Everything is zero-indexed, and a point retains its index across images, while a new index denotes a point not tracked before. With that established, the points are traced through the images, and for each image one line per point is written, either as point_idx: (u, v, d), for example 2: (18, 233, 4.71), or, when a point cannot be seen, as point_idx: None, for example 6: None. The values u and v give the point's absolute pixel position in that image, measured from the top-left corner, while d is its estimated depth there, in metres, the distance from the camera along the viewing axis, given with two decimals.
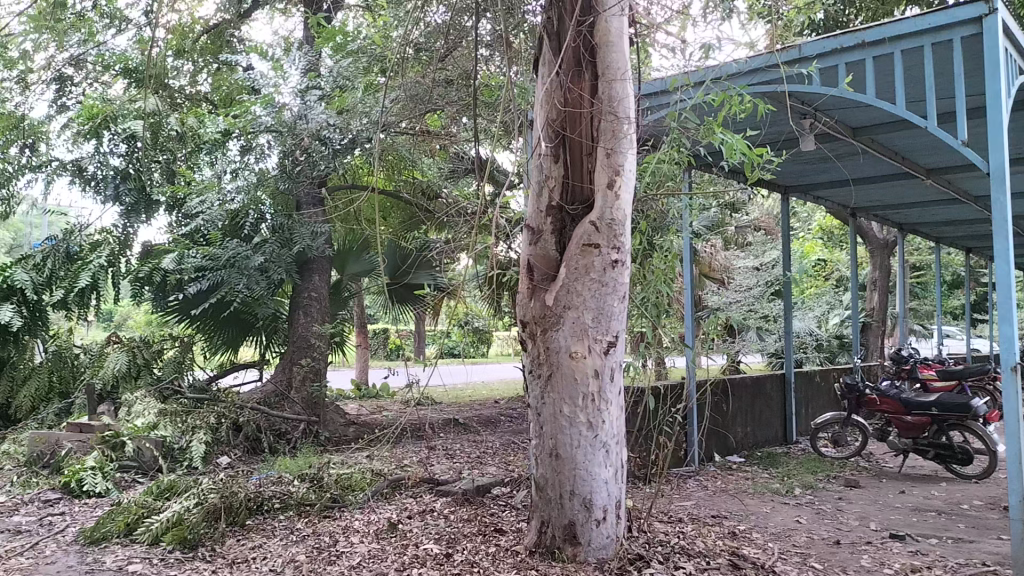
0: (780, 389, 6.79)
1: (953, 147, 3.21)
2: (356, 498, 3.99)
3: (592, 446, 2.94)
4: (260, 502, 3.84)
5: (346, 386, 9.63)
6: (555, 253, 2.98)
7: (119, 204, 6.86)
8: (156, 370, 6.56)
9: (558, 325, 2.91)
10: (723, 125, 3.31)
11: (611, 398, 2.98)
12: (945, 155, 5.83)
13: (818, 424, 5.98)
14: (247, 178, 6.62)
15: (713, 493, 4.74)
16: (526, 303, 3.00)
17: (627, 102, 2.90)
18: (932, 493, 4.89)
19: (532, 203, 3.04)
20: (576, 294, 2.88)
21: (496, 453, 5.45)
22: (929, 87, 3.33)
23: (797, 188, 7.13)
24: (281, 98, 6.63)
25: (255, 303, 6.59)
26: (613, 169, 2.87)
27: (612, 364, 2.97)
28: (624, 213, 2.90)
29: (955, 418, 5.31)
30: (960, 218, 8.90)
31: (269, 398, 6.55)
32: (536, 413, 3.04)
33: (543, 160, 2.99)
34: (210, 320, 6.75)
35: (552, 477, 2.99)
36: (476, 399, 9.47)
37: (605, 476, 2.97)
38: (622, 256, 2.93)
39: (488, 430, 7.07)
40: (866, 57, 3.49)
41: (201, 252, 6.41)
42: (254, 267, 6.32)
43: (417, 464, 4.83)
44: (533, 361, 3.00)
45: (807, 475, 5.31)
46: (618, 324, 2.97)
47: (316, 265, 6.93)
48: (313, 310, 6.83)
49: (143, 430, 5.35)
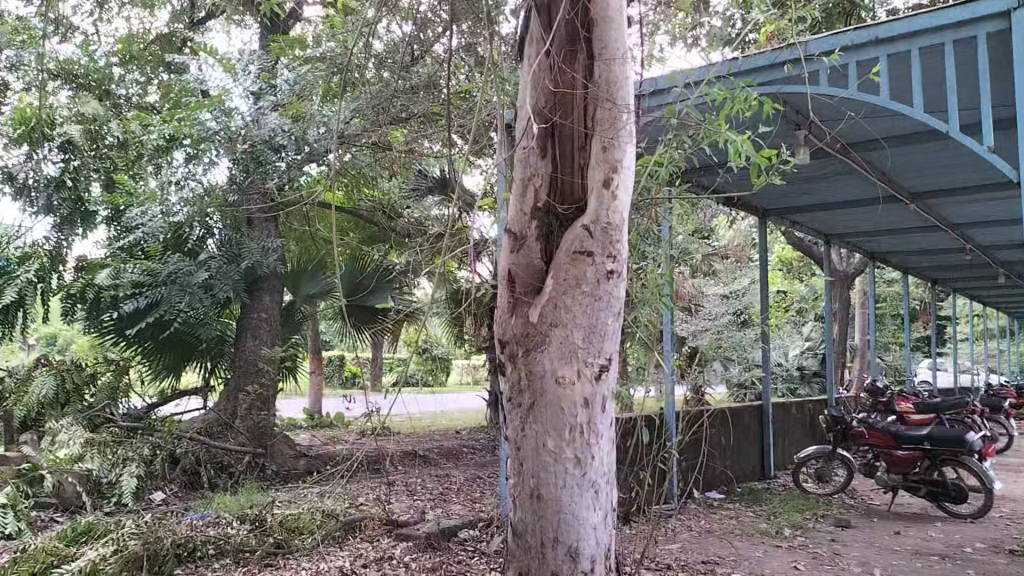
0: (757, 420, 6.45)
1: (979, 155, 2.91)
2: (303, 543, 3.52)
3: (581, 488, 2.52)
4: (193, 546, 3.35)
5: (298, 414, 9.10)
6: (542, 260, 2.59)
7: (51, 215, 6.29)
8: (87, 397, 5.83)
9: (544, 346, 2.51)
10: (727, 124, 2.92)
11: (603, 431, 2.58)
12: (931, 178, 5.58)
13: (801, 460, 5.61)
14: (193, 188, 6.10)
15: (698, 536, 4.36)
16: (506, 320, 2.60)
17: (627, 87, 2.56)
18: (930, 534, 4.56)
19: (514, 205, 2.66)
20: (566, 310, 2.48)
21: (461, 489, 5.02)
22: (951, 89, 3.01)
23: (774, 211, 6.86)
24: (232, 104, 6.21)
25: (198, 323, 6.06)
26: (610, 165, 2.51)
27: (603, 393, 2.56)
28: (621, 217, 2.53)
29: (949, 453, 5.01)
30: (932, 246, 8.75)
31: (213, 429, 6.04)
32: (515, 447, 2.62)
33: (528, 154, 2.64)
34: (149, 343, 6.15)
35: (533, 522, 2.55)
36: (436, 429, 9.05)
37: (595, 523, 2.55)
38: (619, 266, 2.55)
39: (451, 463, 6.65)
40: (879, 56, 3.12)
41: (140, 267, 5.97)
42: (197, 284, 5.90)
43: (372, 503, 4.33)
44: (513, 387, 2.59)
45: (794, 514, 4.95)
46: (613, 346, 2.58)
47: (267, 284, 6.47)
48: (262, 333, 6.34)
49: (65, 462, 4.84)
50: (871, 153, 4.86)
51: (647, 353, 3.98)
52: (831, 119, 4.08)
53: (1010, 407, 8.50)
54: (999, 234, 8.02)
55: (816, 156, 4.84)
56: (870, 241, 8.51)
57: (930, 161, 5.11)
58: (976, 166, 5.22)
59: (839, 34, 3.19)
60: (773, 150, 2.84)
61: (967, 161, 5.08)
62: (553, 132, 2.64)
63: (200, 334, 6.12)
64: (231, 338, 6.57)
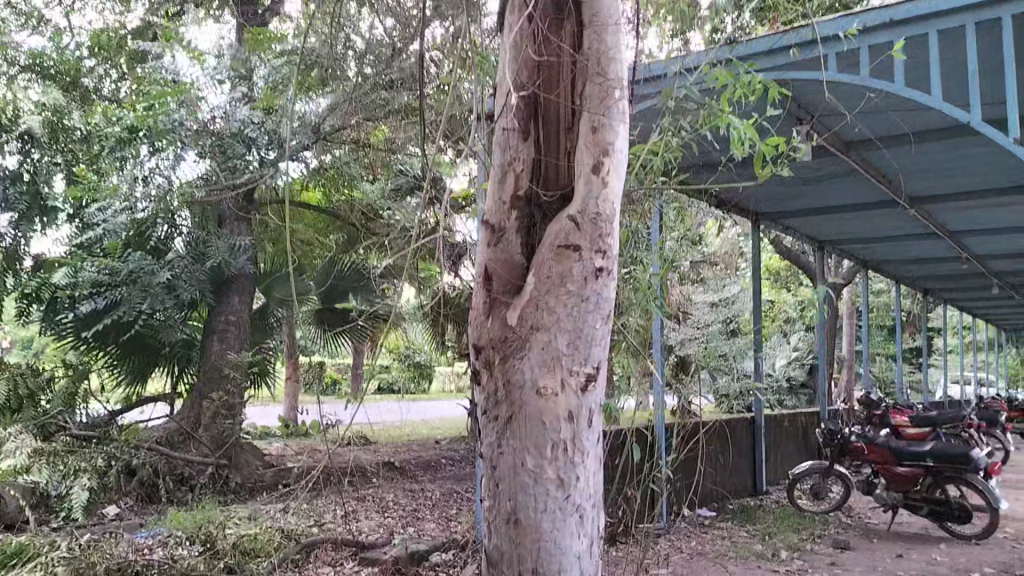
0: (748, 433, 6.18)
1: (1004, 148, 2.66)
2: (258, 566, 3.21)
3: (563, 512, 2.23)
4: (135, 569, 3.03)
5: (272, 422, 8.75)
6: (523, 254, 2.31)
7: (8, 210, 5.95)
8: (42, 403, 5.29)
9: (524, 352, 2.21)
10: (729, 108, 2.64)
11: (588, 448, 2.29)
12: (934, 181, 5.35)
13: (795, 476, 5.35)
14: (160, 184, 5.77)
15: (688, 560, 4.06)
16: (481, 322, 2.30)
17: (619, 61, 2.30)
18: (935, 557, 4.29)
19: (491, 192, 2.37)
20: (550, 311, 2.20)
21: (436, 505, 4.72)
22: (972, 76, 2.75)
23: (767, 215, 6.61)
24: (203, 96, 5.90)
25: (161, 325, 5.75)
26: (600, 148, 2.24)
27: (589, 406, 2.28)
28: (612, 207, 2.26)
29: (953, 470, 4.74)
30: (926, 255, 8.53)
31: (174, 438, 5.70)
32: (490, 465, 2.32)
33: (508, 134, 2.35)
34: (110, 347, 5.80)
35: (508, 551, 2.25)
36: (415, 438, 8.76)
37: (579, 552, 2.25)
38: (608, 263, 2.27)
39: (429, 475, 6.36)
40: (893, 39, 2.86)
41: (99, 264, 5.59)
42: (159, 284, 5.58)
43: (339, 521, 4.02)
44: (488, 398, 2.30)
45: (789, 534, 4.67)
46: (600, 352, 2.30)
47: (236, 285, 6.15)
48: (229, 337, 6.01)
49: (9, 474, 4.41)
50: (873, 152, 4.61)
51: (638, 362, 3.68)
52: (835, 113, 3.82)
53: (1006, 421, 8.27)
54: (997, 243, 7.80)
55: (815, 154, 4.58)
56: (864, 249, 8.29)
57: (935, 163, 4.87)
58: (982, 168, 4.98)
59: (850, 15, 2.92)
60: (779, 137, 2.56)
61: (974, 163, 4.83)
62: (536, 110, 2.36)
63: (163, 337, 5.81)
64: (197, 342, 6.25)
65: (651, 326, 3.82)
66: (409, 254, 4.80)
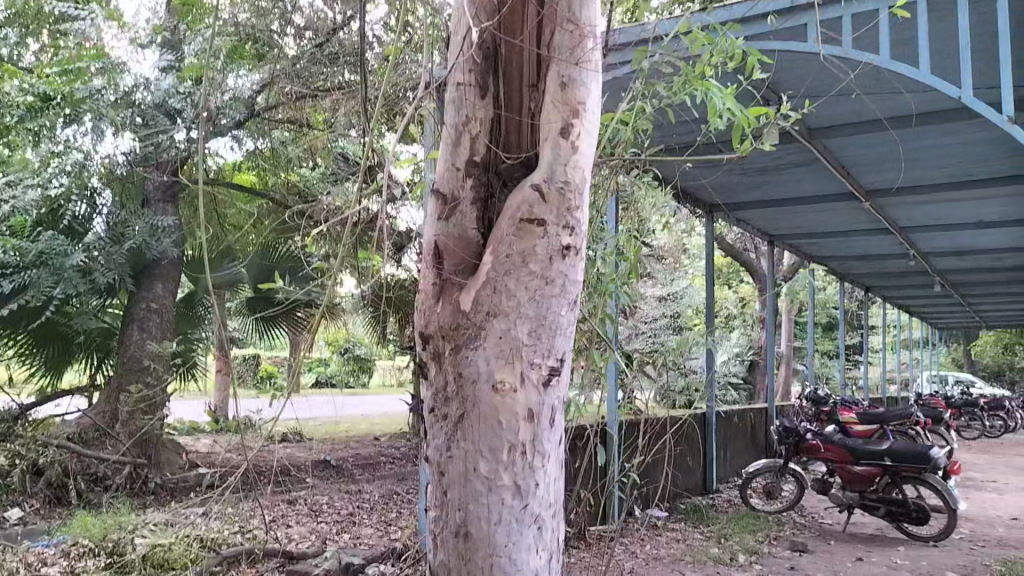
0: (700, 430, 5.99)
1: (1000, 126, 2.46)
2: None
3: (520, 525, 1.95)
4: None
5: (201, 417, 8.32)
6: (478, 230, 2.03)
7: None
8: None
9: (479, 341, 1.93)
10: (707, 74, 2.38)
11: (549, 451, 2.02)
12: (894, 173, 5.22)
13: (749, 473, 5.15)
14: (75, 158, 5.25)
15: (645, 567, 3.82)
16: (429, 307, 2.01)
17: (591, 10, 2.05)
18: (896, 561, 4.14)
19: (444, 158, 2.09)
20: (509, 294, 1.92)
21: (374, 508, 4.40)
22: (965, 49, 2.55)
23: (721, 207, 6.43)
24: (125, 63, 5.43)
25: (74, 311, 5.31)
26: (570, 107, 1.98)
27: (551, 404, 2.01)
28: (582, 177, 1.99)
29: (911, 470, 4.60)
30: (873, 252, 8.50)
31: (88, 435, 5.24)
32: (437, 470, 2.03)
33: (465, 91, 2.07)
34: (18, 336, 5.31)
35: (457, 568, 1.96)
36: (353, 435, 8.41)
37: (536, 569, 1.97)
38: (576, 240, 1.99)
39: (367, 474, 6.04)
40: (880, 7, 2.64)
41: (3, 245, 5.04)
42: (72, 267, 5.10)
43: (265, 530, 3.67)
44: (437, 395, 2.01)
45: (745, 536, 4.46)
46: (565, 342, 2.03)
47: (159, 271, 5.72)
48: (151, 325, 5.57)
49: None
50: (837, 140, 4.45)
51: (598, 356, 3.41)
52: (805, 93, 3.61)
53: (951, 418, 8.28)
54: (946, 240, 7.77)
55: (779, 140, 4.38)
56: (813, 244, 8.21)
57: (897, 152, 4.73)
58: (943, 158, 4.85)
59: None
60: (761, 108, 2.32)
61: (935, 152, 4.71)
62: (496, 65, 2.10)
63: (76, 325, 5.38)
64: (117, 330, 5.83)
65: (610, 318, 3.56)
66: (348, 239, 4.45)
